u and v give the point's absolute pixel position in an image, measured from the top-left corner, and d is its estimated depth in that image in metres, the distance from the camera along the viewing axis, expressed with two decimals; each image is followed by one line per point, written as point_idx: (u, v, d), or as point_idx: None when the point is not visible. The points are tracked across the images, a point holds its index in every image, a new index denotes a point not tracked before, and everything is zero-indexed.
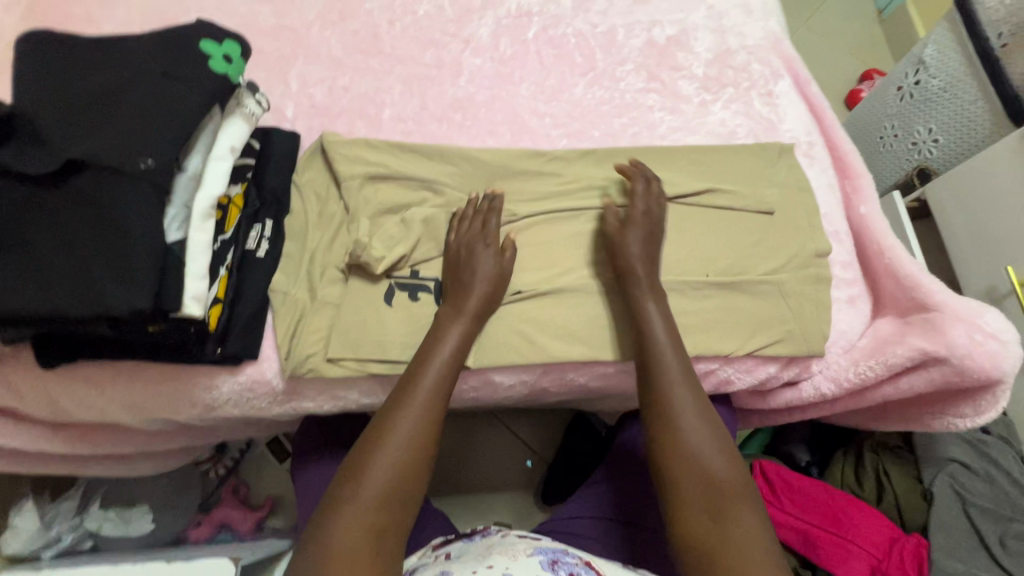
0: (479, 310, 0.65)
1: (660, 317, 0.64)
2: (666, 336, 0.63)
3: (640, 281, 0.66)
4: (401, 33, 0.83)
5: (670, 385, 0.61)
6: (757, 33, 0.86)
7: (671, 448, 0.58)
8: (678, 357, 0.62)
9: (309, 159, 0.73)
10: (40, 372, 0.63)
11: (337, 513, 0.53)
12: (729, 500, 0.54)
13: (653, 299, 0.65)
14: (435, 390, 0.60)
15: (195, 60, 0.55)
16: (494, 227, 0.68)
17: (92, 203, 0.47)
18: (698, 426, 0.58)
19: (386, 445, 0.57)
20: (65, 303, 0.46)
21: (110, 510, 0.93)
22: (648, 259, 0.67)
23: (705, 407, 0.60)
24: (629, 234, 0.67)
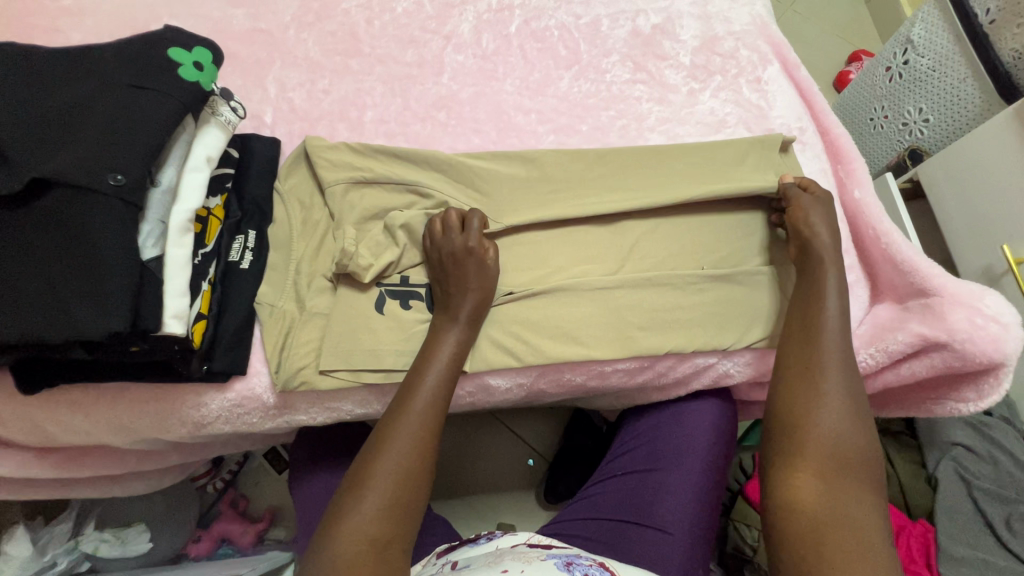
0: (474, 313, 0.63)
1: (838, 286, 0.63)
2: (837, 303, 0.61)
3: (823, 253, 0.65)
4: (380, 32, 0.80)
5: (836, 350, 0.59)
6: (744, 17, 0.84)
7: (809, 410, 0.56)
8: (841, 323, 0.61)
9: (292, 166, 0.71)
10: (21, 398, 0.61)
11: (340, 531, 0.51)
12: (854, 474, 0.52)
13: (828, 265, 0.64)
14: (436, 393, 0.59)
15: (162, 69, 0.53)
16: (476, 228, 0.65)
17: (61, 224, 0.45)
18: (842, 396, 0.56)
19: (387, 457, 0.55)
20: (37, 330, 0.44)
21: (106, 532, 0.90)
22: (837, 240, 0.66)
23: (856, 380, 0.58)
24: (815, 214, 0.67)
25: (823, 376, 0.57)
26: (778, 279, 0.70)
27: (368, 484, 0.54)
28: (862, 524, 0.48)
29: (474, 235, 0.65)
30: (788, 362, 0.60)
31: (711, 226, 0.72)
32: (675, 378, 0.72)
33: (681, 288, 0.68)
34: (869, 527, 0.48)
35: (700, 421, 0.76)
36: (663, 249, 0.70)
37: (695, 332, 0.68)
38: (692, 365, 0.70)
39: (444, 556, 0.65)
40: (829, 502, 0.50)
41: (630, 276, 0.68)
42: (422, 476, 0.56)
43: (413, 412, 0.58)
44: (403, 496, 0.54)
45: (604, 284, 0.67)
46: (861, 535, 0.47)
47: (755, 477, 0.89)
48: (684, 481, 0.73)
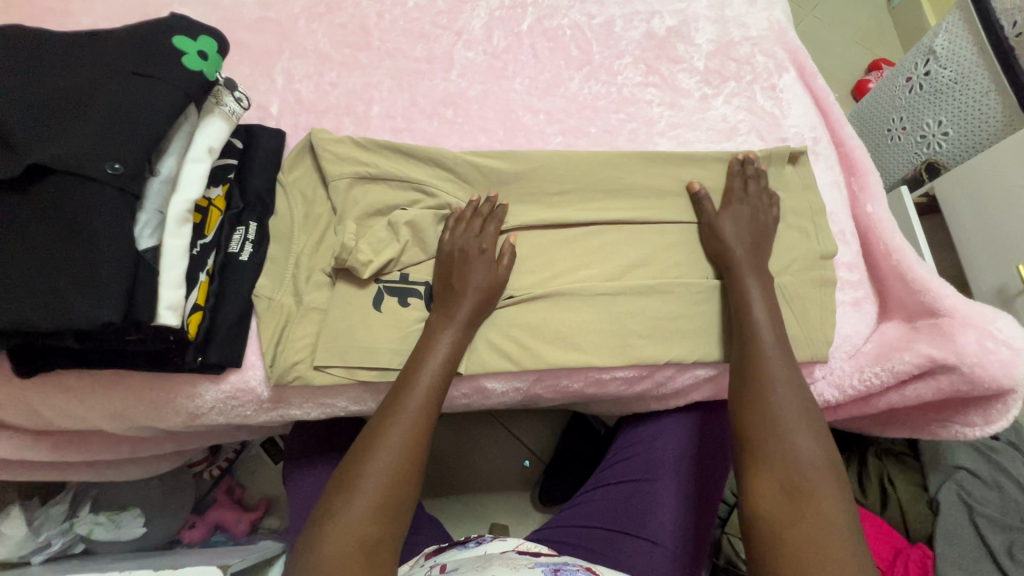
0: (473, 315, 0.63)
1: (761, 295, 0.64)
2: (766, 314, 0.62)
3: (739, 264, 0.65)
4: (390, 26, 0.80)
5: (769, 362, 0.59)
6: (761, 23, 0.83)
7: (761, 420, 0.56)
8: (775, 334, 0.61)
9: (297, 158, 0.70)
10: (17, 382, 0.61)
11: (326, 530, 0.51)
12: (813, 475, 0.51)
13: (750, 278, 0.64)
14: (429, 393, 0.59)
15: (168, 58, 0.52)
16: (492, 233, 0.66)
17: (57, 211, 0.45)
18: (791, 402, 0.56)
19: (375, 456, 0.55)
20: (29, 316, 0.44)
21: (100, 514, 0.90)
22: (751, 245, 0.67)
23: (799, 382, 0.58)
24: (726, 217, 0.68)
25: (765, 381, 0.58)
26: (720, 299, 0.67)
27: (354, 483, 0.53)
28: (821, 526, 0.47)
29: (489, 239, 0.65)
30: (735, 376, 0.61)
31: None
32: (674, 389, 0.71)
33: (684, 298, 0.67)
34: (830, 529, 0.47)
35: (696, 432, 0.76)
36: (667, 257, 0.69)
37: (696, 342, 0.67)
38: (691, 377, 0.69)
39: (432, 558, 0.65)
40: (790, 509, 0.49)
41: (633, 284, 0.67)
42: (412, 478, 0.56)
43: (408, 411, 0.57)
44: (391, 496, 0.54)
45: (606, 291, 0.66)
46: (823, 539, 0.46)
47: None
48: (678, 493, 0.72)
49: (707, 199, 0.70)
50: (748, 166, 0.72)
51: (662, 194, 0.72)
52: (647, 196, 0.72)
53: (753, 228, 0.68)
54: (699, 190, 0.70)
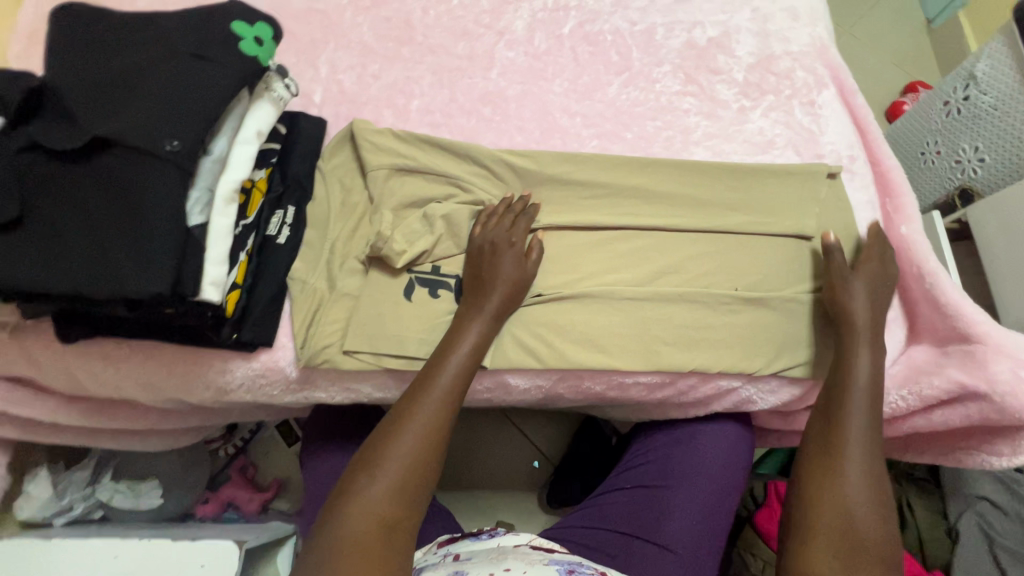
0: (500, 311, 0.63)
1: (870, 363, 0.63)
2: (867, 385, 0.62)
3: (858, 327, 0.65)
4: (434, 22, 0.81)
5: (856, 441, 0.60)
6: (803, 38, 0.83)
7: (831, 489, 0.58)
8: (870, 419, 0.61)
9: (337, 145, 0.72)
10: (58, 347, 0.62)
11: (348, 506, 0.52)
12: (867, 558, 0.54)
13: (862, 353, 0.64)
14: (454, 384, 0.59)
15: (226, 41, 0.54)
16: (522, 228, 0.67)
17: (115, 183, 0.47)
18: (863, 482, 0.58)
19: (399, 439, 0.56)
20: (82, 282, 0.45)
21: (121, 483, 0.92)
22: (874, 319, 0.65)
23: (876, 462, 0.60)
24: (857, 278, 0.66)
25: (845, 454, 0.60)
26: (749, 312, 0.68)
27: (377, 464, 0.54)
28: None
29: (520, 234, 0.66)
30: (816, 439, 0.63)
31: (746, 249, 0.70)
32: (696, 398, 0.71)
33: (712, 308, 0.67)
34: None
35: (717, 445, 0.75)
36: (697, 265, 0.69)
37: (722, 353, 0.67)
38: (714, 386, 0.69)
39: (445, 547, 0.65)
40: None
41: (661, 290, 0.67)
42: (431, 466, 0.56)
43: (433, 398, 0.58)
44: (411, 480, 0.54)
45: (633, 296, 0.67)
46: None
47: (768, 504, 0.86)
48: (690, 502, 0.72)
49: (837, 252, 0.67)
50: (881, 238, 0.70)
51: (695, 204, 0.72)
52: (679, 204, 0.72)
53: (875, 297, 0.66)
54: (833, 243, 0.68)
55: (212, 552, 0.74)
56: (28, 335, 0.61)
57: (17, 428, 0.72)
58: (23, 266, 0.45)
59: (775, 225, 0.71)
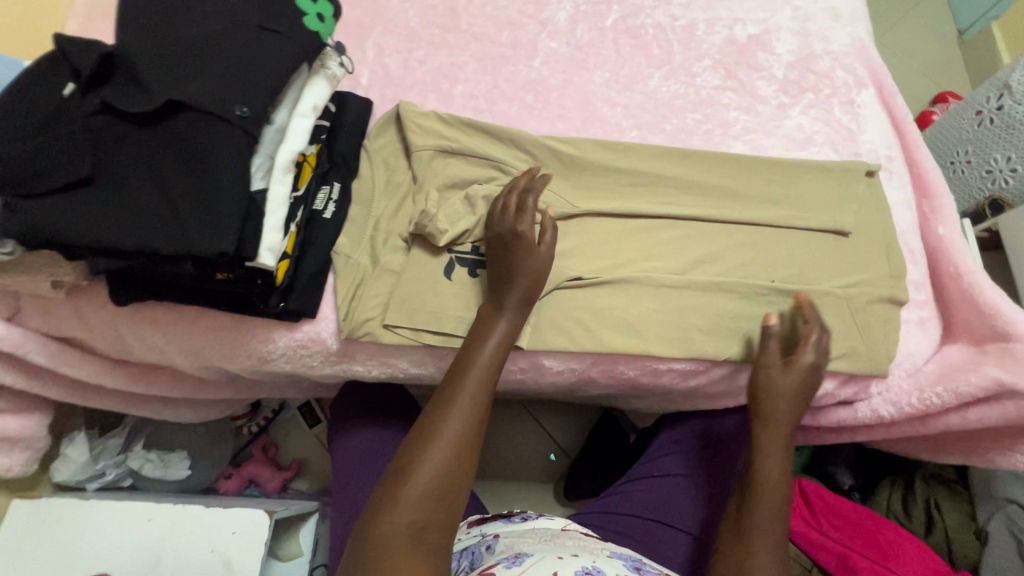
0: (524, 302, 0.63)
1: (780, 448, 0.64)
2: (776, 462, 0.63)
3: (775, 419, 0.64)
4: (479, 11, 0.82)
5: (766, 506, 0.60)
6: (844, 39, 0.83)
7: (742, 560, 0.55)
8: (778, 493, 0.61)
9: (383, 126, 0.73)
10: (110, 309, 0.64)
11: (398, 501, 0.51)
12: None
13: (779, 427, 0.64)
14: (487, 372, 0.60)
15: (292, 16, 0.56)
16: (529, 207, 0.65)
17: (186, 146, 0.48)
18: (773, 553, 0.56)
19: (443, 430, 0.55)
20: (152, 239, 0.47)
21: (152, 452, 0.94)
22: (794, 412, 0.65)
23: (784, 538, 0.58)
24: (780, 376, 0.64)
25: (753, 527, 0.58)
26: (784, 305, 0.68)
27: (423, 456, 0.54)
28: None
29: (526, 220, 0.64)
30: (729, 518, 0.62)
31: (782, 243, 0.71)
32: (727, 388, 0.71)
33: (748, 298, 0.68)
34: None
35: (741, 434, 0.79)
36: (733, 257, 0.70)
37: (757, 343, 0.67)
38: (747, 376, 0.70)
39: (475, 528, 0.66)
40: None
41: (698, 279, 0.68)
42: (473, 456, 0.56)
43: (471, 388, 0.58)
44: (457, 470, 0.54)
45: (670, 283, 0.67)
46: None
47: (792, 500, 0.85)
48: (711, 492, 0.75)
49: (773, 338, 0.65)
50: (817, 317, 0.66)
51: (733, 196, 0.73)
52: (717, 196, 0.73)
53: (798, 399, 0.65)
54: (770, 330, 0.65)
55: (243, 520, 0.75)
56: (83, 295, 0.63)
57: (62, 389, 0.74)
58: (95, 221, 0.47)
59: (812, 220, 0.71)
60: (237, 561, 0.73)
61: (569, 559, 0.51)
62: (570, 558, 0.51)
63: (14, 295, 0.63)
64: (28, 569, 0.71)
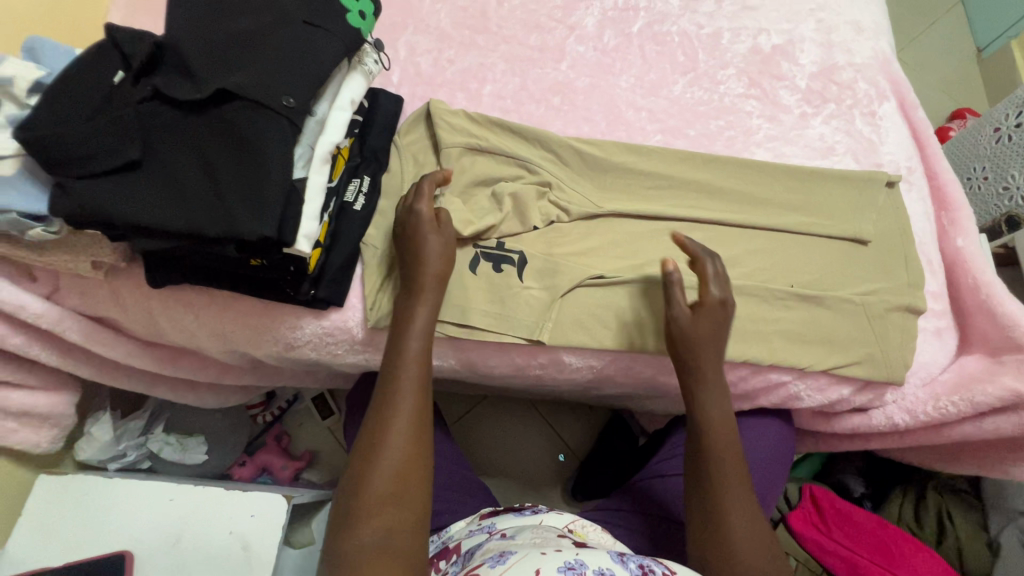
0: (440, 275, 0.63)
1: (717, 397, 0.63)
2: (720, 416, 0.63)
3: (703, 372, 0.63)
4: (508, 14, 0.84)
5: (728, 485, 0.60)
6: (866, 51, 0.84)
7: (721, 543, 0.57)
8: (729, 443, 0.62)
9: (413, 122, 0.75)
10: (146, 291, 0.66)
11: (364, 513, 0.51)
12: None
13: (713, 418, 0.63)
14: (420, 361, 0.59)
15: (336, 13, 0.58)
16: (425, 190, 0.65)
17: (236, 134, 0.51)
18: (746, 521, 0.58)
19: (389, 424, 0.55)
20: (200, 223, 0.49)
21: (171, 436, 0.96)
22: (717, 352, 0.63)
23: (751, 497, 0.60)
24: (695, 321, 0.63)
25: (722, 499, 0.59)
26: (803, 309, 0.69)
27: (375, 462, 0.53)
28: None
29: (427, 202, 0.65)
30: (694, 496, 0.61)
31: (801, 249, 0.72)
32: (743, 391, 0.72)
33: (767, 302, 0.69)
34: None
35: (759, 435, 0.76)
36: (753, 261, 0.71)
37: (775, 346, 0.68)
38: (765, 380, 0.71)
39: (488, 519, 0.68)
40: None
41: None
42: (425, 442, 0.56)
43: (408, 380, 0.58)
44: (415, 463, 0.54)
45: (691, 284, 0.69)
46: None
47: (802, 506, 0.85)
48: None
49: (676, 283, 0.63)
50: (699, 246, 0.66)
51: (754, 202, 0.74)
52: (738, 201, 0.74)
53: (718, 336, 0.63)
54: (671, 274, 0.63)
55: (263, 504, 0.76)
56: (119, 276, 0.65)
57: (92, 368, 0.76)
58: (145, 204, 0.50)
59: (832, 228, 0.72)
60: (255, 543, 0.74)
61: (552, 556, 0.48)
62: (553, 555, 0.49)
63: (53, 273, 0.65)
64: (56, 544, 0.74)
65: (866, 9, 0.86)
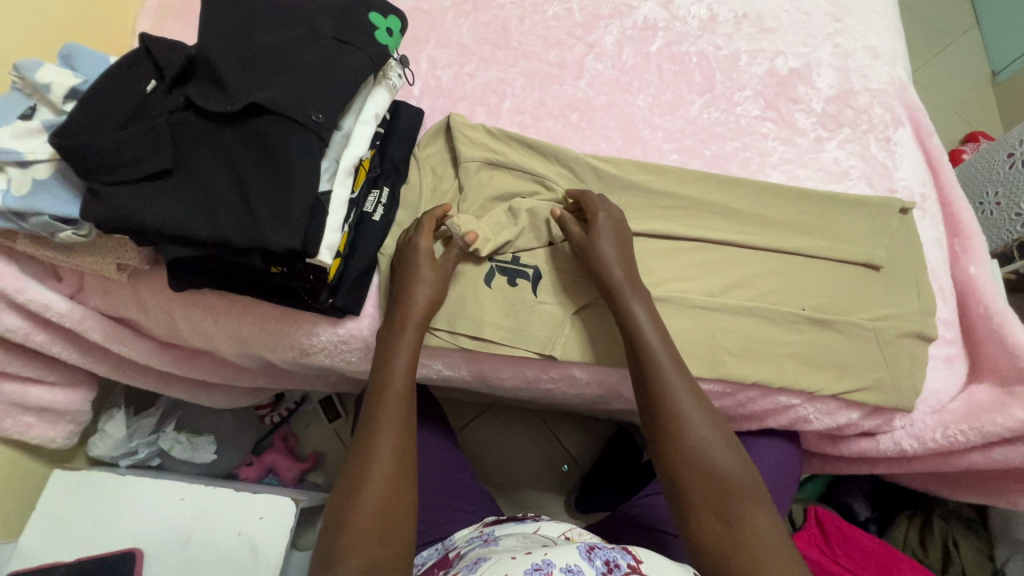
0: (434, 268, 0.65)
1: (646, 313, 0.63)
2: (653, 327, 0.62)
3: (620, 285, 0.64)
4: (529, 30, 0.85)
5: (674, 391, 0.60)
6: (882, 77, 0.84)
7: (683, 453, 0.58)
8: (667, 347, 0.62)
9: (433, 135, 0.76)
10: (167, 294, 0.67)
11: (345, 549, 0.51)
12: (740, 498, 0.56)
13: (665, 364, 0.61)
14: (401, 400, 0.59)
15: (364, 29, 0.60)
16: (422, 229, 0.66)
17: (266, 147, 0.52)
18: (704, 424, 0.59)
19: (372, 463, 0.55)
20: (228, 233, 0.51)
21: (182, 434, 0.97)
22: (624, 261, 0.65)
23: (703, 398, 0.61)
24: (599, 238, 0.66)
25: (675, 410, 0.59)
26: (814, 333, 0.70)
27: (356, 500, 0.53)
28: (759, 542, 0.53)
29: (427, 237, 0.66)
30: (648, 413, 0.62)
31: (813, 273, 0.73)
32: (752, 411, 0.73)
33: (778, 324, 0.70)
34: (766, 547, 0.53)
35: (767, 454, 0.77)
36: (766, 283, 0.71)
37: (785, 369, 0.69)
38: (773, 402, 0.71)
39: (489, 527, 0.69)
40: (730, 538, 0.54)
41: (730, 302, 0.70)
42: (407, 480, 0.56)
43: (391, 412, 0.58)
44: (397, 499, 0.54)
45: (703, 304, 0.70)
46: (763, 549, 0.53)
47: (808, 528, 0.86)
48: None
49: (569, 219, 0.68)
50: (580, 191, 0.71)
51: (768, 224, 0.74)
52: (752, 222, 0.74)
53: (621, 245, 0.67)
54: (563, 215, 0.68)
55: (269, 506, 0.77)
56: (142, 278, 0.67)
57: (111, 366, 0.77)
58: (176, 215, 0.51)
59: (843, 252, 0.73)
60: (262, 544, 0.75)
61: (521, 559, 0.50)
62: (522, 558, 0.51)
63: (78, 273, 0.67)
64: (67, 538, 0.75)
65: (884, 34, 0.86)
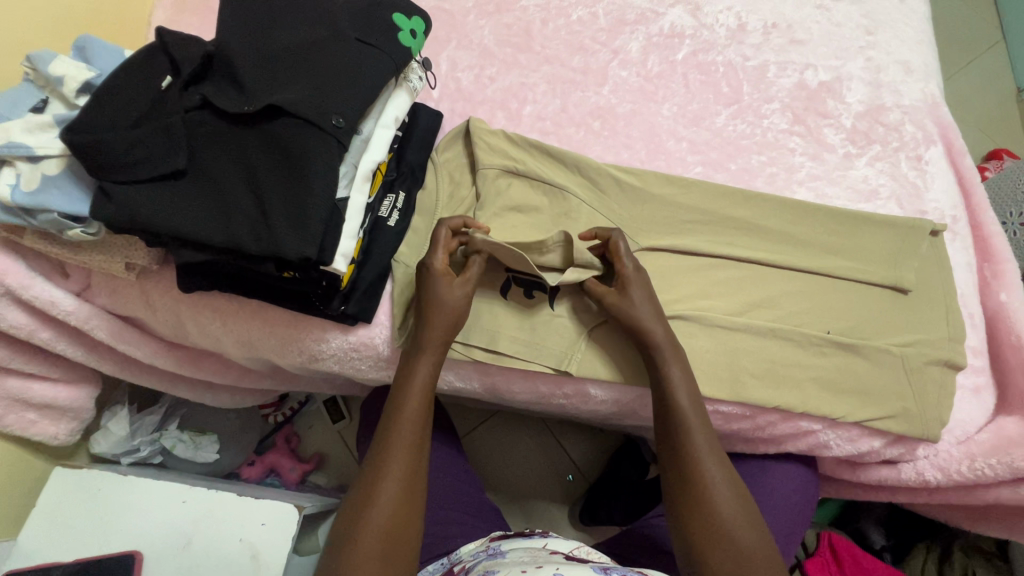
0: (458, 295, 0.62)
1: (676, 350, 0.62)
2: (680, 364, 0.62)
3: (644, 314, 0.62)
4: (552, 34, 0.83)
5: (692, 434, 0.60)
6: (915, 93, 0.81)
7: (692, 499, 0.58)
8: (688, 388, 0.61)
9: (452, 139, 0.74)
10: (176, 295, 0.66)
11: None
12: (743, 559, 0.55)
13: (687, 409, 0.60)
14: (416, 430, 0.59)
15: (387, 30, 0.58)
16: (437, 248, 0.63)
17: (284, 151, 0.51)
18: (717, 474, 0.59)
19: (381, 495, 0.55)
20: (241, 242, 0.50)
21: (185, 433, 0.95)
22: (662, 317, 0.63)
23: (719, 448, 0.60)
24: (631, 296, 0.63)
25: (690, 455, 0.59)
26: (839, 357, 0.68)
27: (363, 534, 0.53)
28: None
29: (440, 253, 0.63)
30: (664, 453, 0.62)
31: (837, 295, 0.70)
32: (771, 435, 0.71)
33: (802, 347, 0.68)
34: None
35: (786, 479, 0.75)
36: (790, 305, 0.69)
37: (809, 395, 0.67)
38: (794, 427, 0.69)
39: (496, 542, 0.66)
40: None
41: (754, 323, 0.68)
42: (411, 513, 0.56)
43: (402, 447, 0.57)
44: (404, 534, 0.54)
45: (726, 324, 0.68)
46: None
47: (820, 553, 0.84)
48: None
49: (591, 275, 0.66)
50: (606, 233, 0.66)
51: (794, 242, 0.72)
52: (777, 240, 0.72)
53: (655, 301, 0.64)
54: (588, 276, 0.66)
55: (272, 513, 0.75)
56: (151, 278, 0.65)
57: (115, 365, 0.76)
58: (187, 221, 0.50)
59: (870, 275, 0.71)
60: (264, 552, 0.73)
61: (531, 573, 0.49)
62: (531, 573, 0.49)
63: (85, 271, 0.65)
64: (66, 537, 0.74)
65: (917, 49, 0.84)
